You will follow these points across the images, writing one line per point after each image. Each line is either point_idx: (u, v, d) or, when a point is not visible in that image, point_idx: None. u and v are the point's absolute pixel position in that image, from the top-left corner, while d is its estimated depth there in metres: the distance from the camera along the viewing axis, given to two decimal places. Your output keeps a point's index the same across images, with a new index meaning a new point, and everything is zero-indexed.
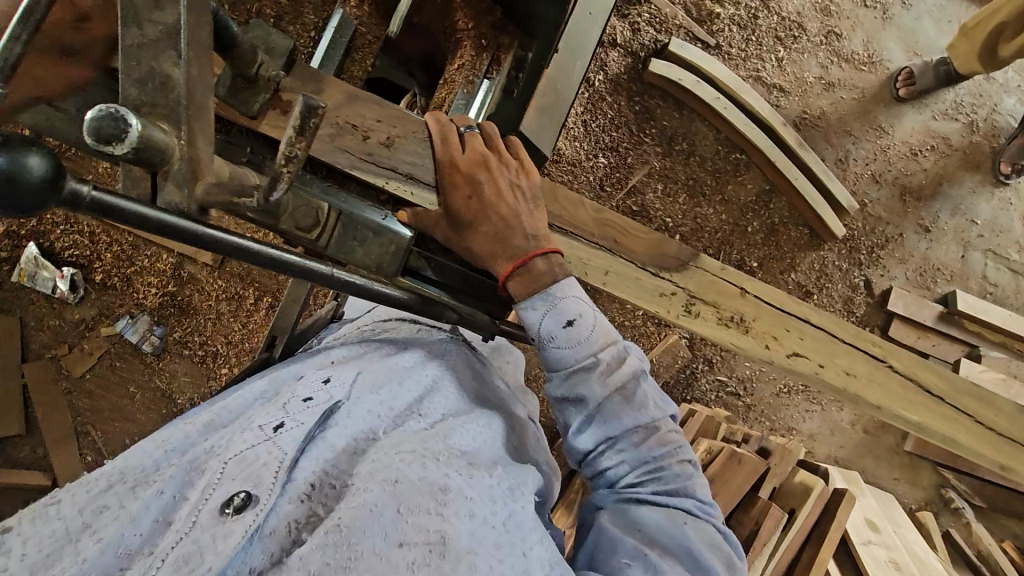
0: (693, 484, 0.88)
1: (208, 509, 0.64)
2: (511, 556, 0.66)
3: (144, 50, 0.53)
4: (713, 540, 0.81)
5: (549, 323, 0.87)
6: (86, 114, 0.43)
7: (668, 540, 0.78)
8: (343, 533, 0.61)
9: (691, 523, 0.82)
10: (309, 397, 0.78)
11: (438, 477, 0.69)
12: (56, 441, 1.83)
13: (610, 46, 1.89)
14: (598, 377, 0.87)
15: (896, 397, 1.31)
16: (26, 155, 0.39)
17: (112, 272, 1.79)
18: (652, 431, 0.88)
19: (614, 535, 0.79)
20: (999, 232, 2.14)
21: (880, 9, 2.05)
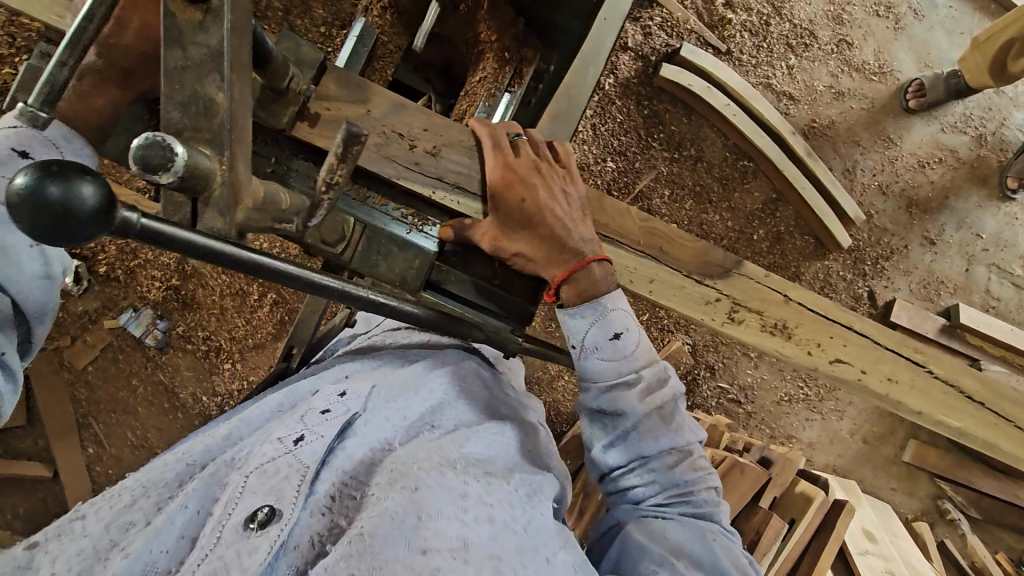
0: (718, 512, 0.88)
1: (232, 525, 0.63)
2: (534, 562, 0.64)
3: (188, 72, 0.55)
4: (740, 563, 0.80)
5: (596, 334, 0.88)
6: (132, 144, 0.44)
7: (697, 558, 0.77)
8: (366, 542, 0.59)
9: (720, 545, 0.81)
10: (327, 410, 0.77)
11: (459, 485, 0.67)
12: (57, 433, 1.83)
13: (621, 50, 1.87)
14: (639, 392, 0.87)
15: (935, 402, 1.32)
16: (80, 184, 0.39)
17: (116, 265, 1.77)
18: (684, 454, 0.88)
19: (639, 547, 0.79)
20: (1004, 246, 2.14)
21: (892, 19, 2.04)
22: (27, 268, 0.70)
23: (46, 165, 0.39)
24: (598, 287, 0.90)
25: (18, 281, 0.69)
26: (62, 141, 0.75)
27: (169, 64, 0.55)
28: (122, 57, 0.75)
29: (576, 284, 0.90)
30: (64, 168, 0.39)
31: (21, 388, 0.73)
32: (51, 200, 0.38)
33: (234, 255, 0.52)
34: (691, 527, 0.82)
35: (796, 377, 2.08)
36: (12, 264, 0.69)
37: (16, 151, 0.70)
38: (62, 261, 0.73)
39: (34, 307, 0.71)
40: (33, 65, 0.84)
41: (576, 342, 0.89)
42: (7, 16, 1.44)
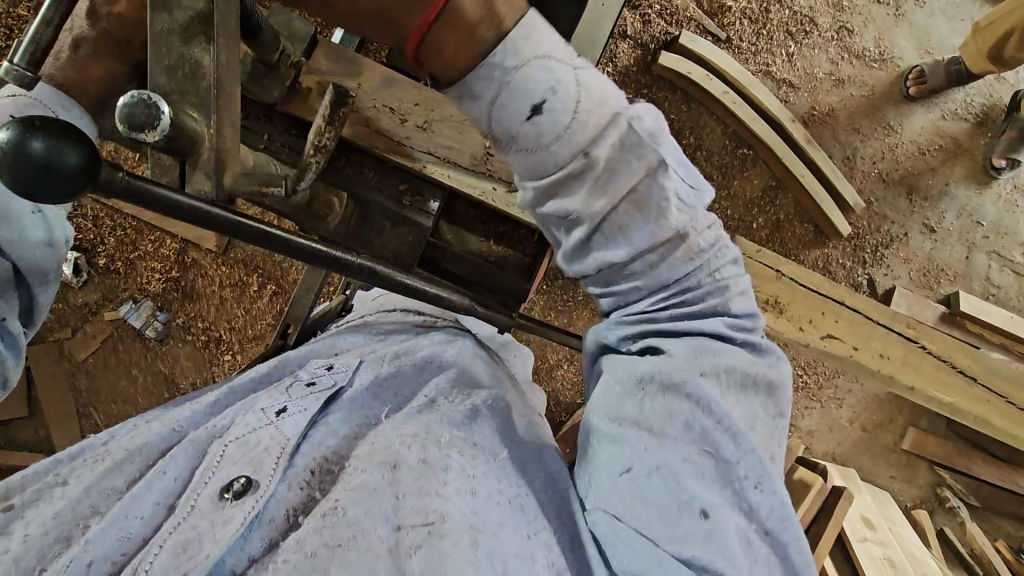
0: (719, 302, 0.78)
1: (207, 495, 0.65)
2: (513, 538, 0.63)
3: (174, 37, 0.54)
4: (741, 374, 0.74)
5: (506, 113, 0.64)
6: (120, 102, 0.46)
7: (687, 416, 0.70)
8: (340, 515, 0.60)
9: (717, 373, 0.73)
10: (313, 382, 0.78)
11: (440, 458, 0.67)
12: (59, 423, 1.84)
13: (620, 38, 1.87)
14: (585, 184, 0.68)
15: (929, 379, 1.32)
16: (67, 143, 0.39)
17: (115, 256, 1.77)
18: (672, 244, 0.74)
19: (618, 425, 0.73)
20: (1004, 234, 2.13)
21: (893, 5, 2.02)
22: (29, 234, 0.68)
23: (28, 120, 0.39)
24: (481, 27, 0.60)
25: (23, 249, 0.68)
26: (59, 107, 0.70)
27: (155, 29, 0.54)
28: (116, 28, 0.73)
29: (453, 29, 0.59)
30: (48, 123, 0.39)
31: (24, 355, 0.72)
32: (33, 155, 0.38)
33: (239, 224, 0.53)
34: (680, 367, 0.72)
35: (795, 366, 2.08)
36: (18, 232, 0.67)
37: (15, 117, 0.65)
38: (67, 231, 0.72)
39: (39, 273, 0.71)
40: None
41: (499, 128, 0.65)
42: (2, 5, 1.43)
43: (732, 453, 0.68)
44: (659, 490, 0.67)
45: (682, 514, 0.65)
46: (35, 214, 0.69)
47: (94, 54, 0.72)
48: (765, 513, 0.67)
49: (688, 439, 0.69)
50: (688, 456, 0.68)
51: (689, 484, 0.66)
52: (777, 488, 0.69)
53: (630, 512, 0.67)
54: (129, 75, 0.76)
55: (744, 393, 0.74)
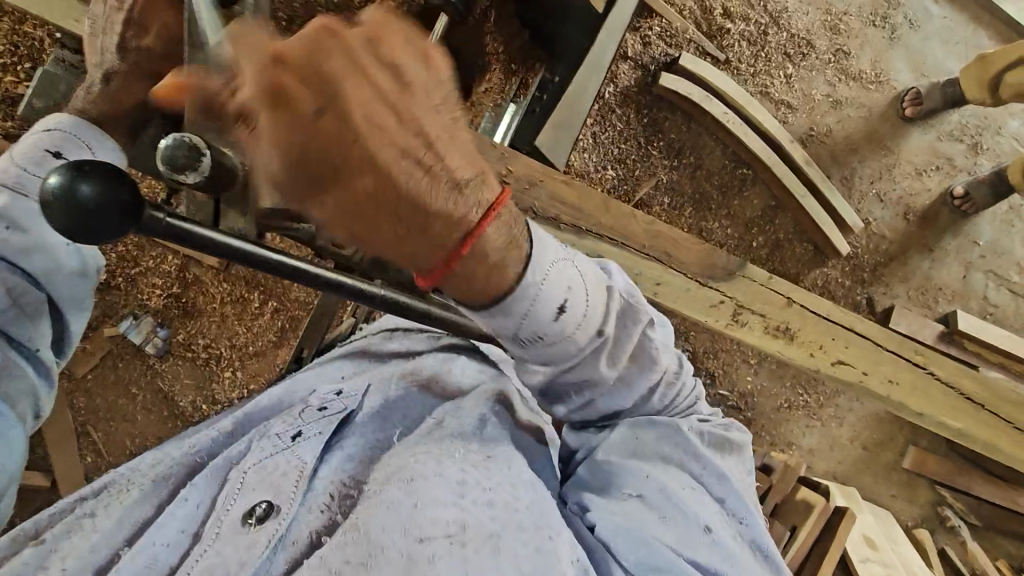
0: (696, 401, 0.74)
1: (230, 520, 0.65)
2: (536, 540, 0.59)
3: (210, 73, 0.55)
4: (726, 431, 0.73)
5: (534, 320, 0.57)
6: (162, 145, 0.49)
7: (678, 462, 0.68)
8: (361, 531, 0.59)
9: (706, 425, 0.72)
10: (325, 406, 0.77)
11: (456, 472, 0.63)
12: (56, 442, 1.82)
13: (621, 59, 1.88)
14: (602, 358, 0.62)
15: (937, 404, 1.33)
16: (115, 187, 0.39)
17: (117, 272, 1.76)
18: (662, 385, 0.69)
19: (616, 460, 0.69)
20: (1000, 254, 2.15)
21: (888, 28, 2.06)
22: (64, 261, 0.68)
23: (78, 165, 0.39)
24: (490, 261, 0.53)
25: (56, 280, 0.68)
26: (94, 141, 0.68)
27: (190, 68, 0.57)
28: (144, 61, 0.70)
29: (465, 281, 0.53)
30: (97, 168, 0.39)
31: (56, 383, 0.71)
32: (81, 198, 0.38)
33: (250, 253, 0.52)
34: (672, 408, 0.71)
35: (796, 384, 2.08)
36: (51, 260, 0.67)
37: (49, 151, 0.66)
38: (98, 259, 0.72)
39: (74, 300, 0.71)
40: (49, 70, 0.83)
41: (504, 332, 0.58)
42: (9, 24, 1.40)
43: (721, 487, 0.68)
44: (665, 514, 0.65)
45: (685, 531, 0.64)
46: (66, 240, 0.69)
47: (124, 85, 0.71)
48: (753, 542, 0.68)
49: (685, 483, 0.67)
50: (689, 482, 0.67)
51: (692, 505, 0.65)
52: (758, 518, 0.69)
53: (631, 523, 0.64)
54: (161, 106, 0.74)
55: (731, 443, 0.73)
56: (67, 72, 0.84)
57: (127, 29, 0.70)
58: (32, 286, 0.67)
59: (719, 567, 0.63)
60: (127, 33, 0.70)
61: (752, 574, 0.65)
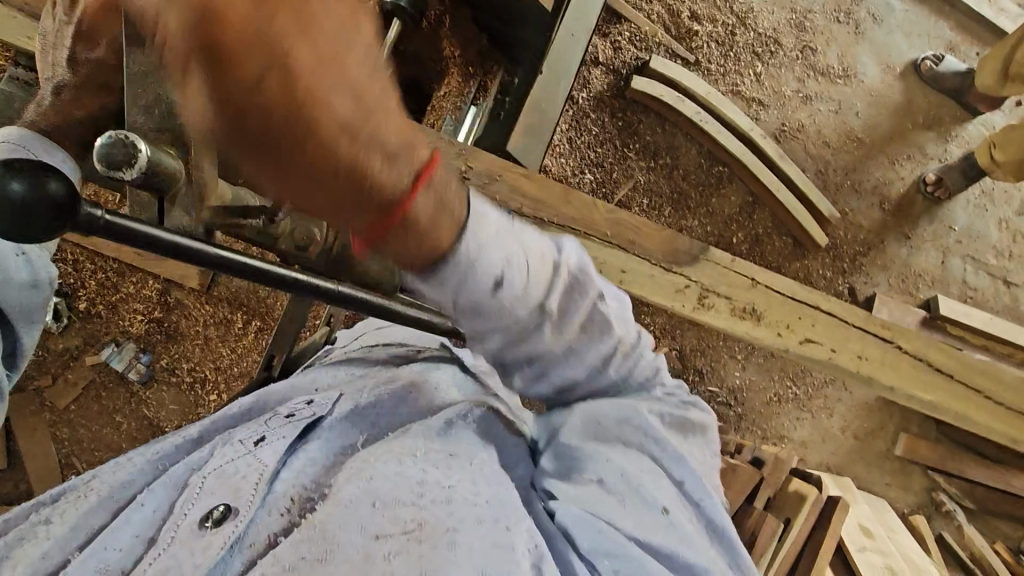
0: (655, 380, 0.76)
1: (186, 525, 0.63)
2: (492, 531, 0.59)
3: (152, 77, 0.56)
4: (683, 418, 0.75)
5: (470, 290, 0.55)
6: (98, 142, 0.48)
7: (639, 445, 0.71)
8: (317, 528, 0.58)
9: (665, 412, 0.74)
10: (292, 413, 0.77)
11: (415, 472, 0.63)
12: (38, 476, 1.79)
13: (593, 64, 1.91)
14: (550, 326, 0.61)
15: (908, 378, 1.34)
16: (49, 183, 0.39)
17: (97, 299, 1.75)
18: (614, 358, 0.69)
19: (580, 446, 0.71)
20: (976, 238, 2.18)
21: (852, 24, 2.10)
22: (14, 274, 0.68)
23: (9, 160, 0.39)
24: (440, 230, 0.50)
25: (8, 289, 0.67)
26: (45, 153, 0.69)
27: (129, 67, 0.54)
28: (98, 74, 0.71)
29: (403, 241, 0.48)
30: (29, 165, 0.39)
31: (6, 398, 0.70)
32: (17, 198, 0.39)
33: (206, 254, 0.52)
34: (629, 398, 0.73)
35: (784, 377, 2.08)
36: (1, 272, 0.67)
37: None
38: (52, 270, 0.72)
39: (25, 313, 0.70)
40: (5, 91, 0.82)
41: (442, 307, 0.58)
42: None
43: (680, 471, 0.70)
44: (625, 497, 0.67)
45: (640, 511, 0.66)
46: (19, 255, 0.69)
47: (77, 98, 0.71)
48: (711, 522, 0.70)
49: (646, 466, 0.69)
50: (650, 465, 0.70)
51: (652, 487, 0.67)
52: (716, 498, 0.72)
53: (594, 508, 0.66)
54: (115, 115, 0.75)
55: (690, 436, 0.76)
56: (24, 92, 0.84)
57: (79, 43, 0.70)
58: None
59: (678, 549, 0.65)
60: (76, 46, 0.69)
61: (712, 558, 0.67)
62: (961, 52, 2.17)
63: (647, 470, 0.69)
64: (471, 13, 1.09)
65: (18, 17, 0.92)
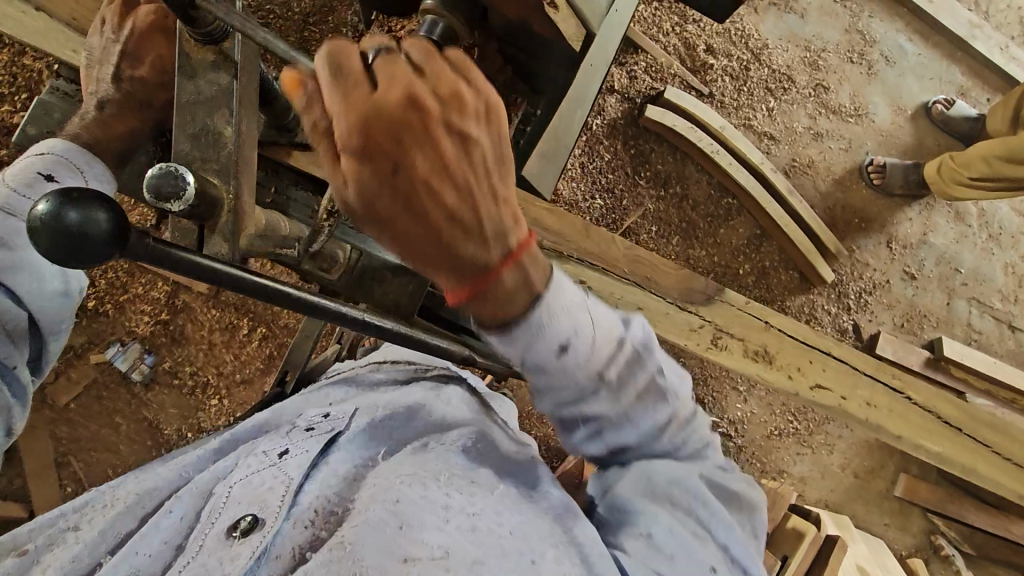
0: (706, 447, 0.75)
1: (214, 533, 0.64)
2: (518, 563, 0.58)
3: (200, 106, 0.59)
4: (732, 495, 0.72)
5: (538, 354, 0.60)
6: (149, 173, 0.49)
7: (688, 507, 0.68)
8: (346, 550, 0.57)
9: (712, 485, 0.72)
10: (313, 429, 0.78)
11: (439, 496, 0.63)
12: (34, 473, 1.78)
13: (608, 92, 1.94)
14: (609, 395, 0.66)
15: (916, 427, 1.34)
16: (99, 212, 0.40)
17: (105, 298, 1.75)
18: (668, 420, 0.70)
19: (632, 507, 0.69)
20: (982, 281, 2.19)
21: (865, 64, 2.13)
22: (48, 284, 0.69)
23: (66, 190, 0.40)
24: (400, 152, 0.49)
25: (36, 296, 0.68)
26: (85, 165, 0.71)
27: (182, 98, 0.59)
28: (138, 91, 0.74)
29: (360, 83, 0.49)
30: (84, 194, 0.40)
31: (30, 402, 0.71)
32: (70, 224, 0.39)
33: (238, 278, 0.52)
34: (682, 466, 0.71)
35: (785, 412, 2.08)
36: (35, 279, 0.68)
37: (41, 173, 0.68)
38: (80, 277, 0.73)
39: (54, 322, 0.71)
40: (43, 100, 0.85)
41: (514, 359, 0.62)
42: (7, 56, 1.43)
43: (728, 536, 0.67)
44: (671, 545, 0.64)
45: (687, 567, 0.63)
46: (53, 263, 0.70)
47: (118, 112, 0.74)
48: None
49: (695, 528, 0.67)
50: (697, 524, 0.67)
51: (700, 547, 0.65)
52: (759, 565, 0.69)
53: (642, 567, 0.63)
54: (151, 131, 0.77)
55: (735, 506, 0.72)
56: (62, 102, 0.86)
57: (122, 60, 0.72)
58: (13, 305, 0.67)
59: None
60: (121, 63, 0.72)
61: None
62: (972, 97, 2.21)
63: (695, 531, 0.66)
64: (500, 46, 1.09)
65: (60, 28, 0.95)
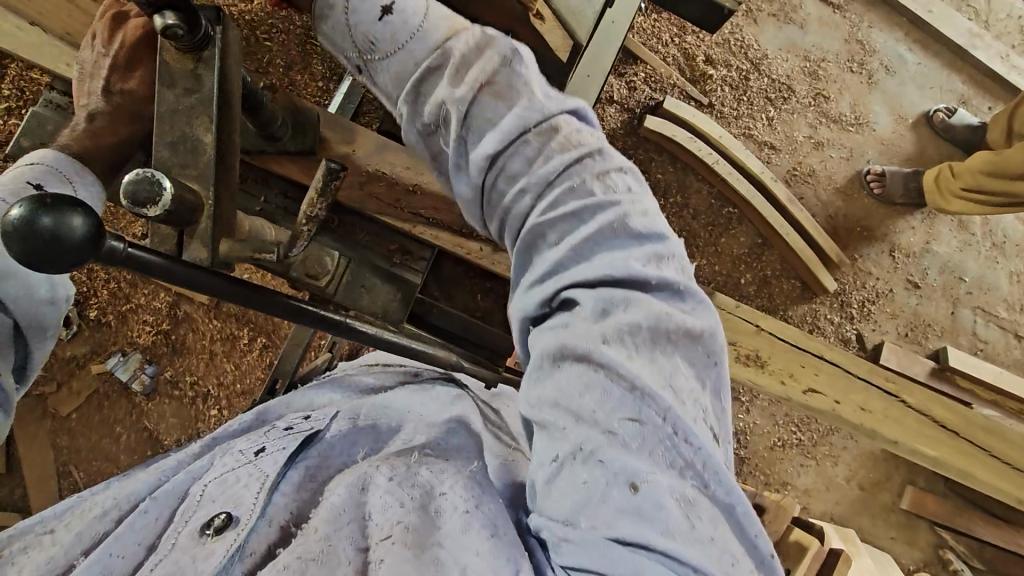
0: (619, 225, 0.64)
1: (188, 533, 0.63)
2: (475, 538, 0.57)
3: (179, 116, 0.60)
4: (660, 321, 0.60)
5: None
6: (125, 179, 0.49)
7: (600, 384, 0.58)
8: (311, 533, 0.60)
9: (634, 330, 0.60)
10: (290, 427, 0.79)
11: (408, 478, 0.65)
12: (33, 483, 1.79)
13: (607, 102, 1.95)
14: None
15: (913, 432, 1.33)
16: (74, 216, 0.40)
17: (107, 307, 1.77)
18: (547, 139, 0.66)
19: (541, 413, 0.60)
20: (987, 290, 2.17)
21: (865, 74, 2.13)
22: (35, 291, 0.70)
23: (40, 196, 0.40)
24: None
25: (23, 304, 0.69)
26: (75, 176, 0.71)
27: (162, 108, 0.59)
28: (129, 104, 0.75)
29: None
30: (58, 200, 0.40)
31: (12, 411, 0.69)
32: (43, 230, 0.40)
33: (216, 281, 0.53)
34: (583, 331, 0.60)
35: (788, 423, 2.05)
36: (21, 286, 0.68)
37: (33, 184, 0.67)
38: (67, 286, 0.74)
39: (40, 329, 0.71)
40: (38, 112, 0.86)
41: None
42: (13, 69, 1.45)
43: (652, 410, 0.56)
44: (584, 474, 0.55)
45: (608, 493, 0.53)
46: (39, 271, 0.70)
47: (107, 124, 0.75)
48: (701, 474, 0.56)
49: (608, 422, 0.56)
50: (611, 429, 0.56)
51: (613, 456, 0.54)
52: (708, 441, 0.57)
53: (562, 502, 0.55)
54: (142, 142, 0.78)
55: (668, 350, 0.61)
56: (57, 114, 0.87)
57: (116, 71, 0.73)
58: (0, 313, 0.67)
59: (651, 536, 0.51)
60: (112, 76, 0.73)
61: (708, 535, 0.53)
62: (973, 106, 2.20)
63: (607, 435, 0.56)
64: None
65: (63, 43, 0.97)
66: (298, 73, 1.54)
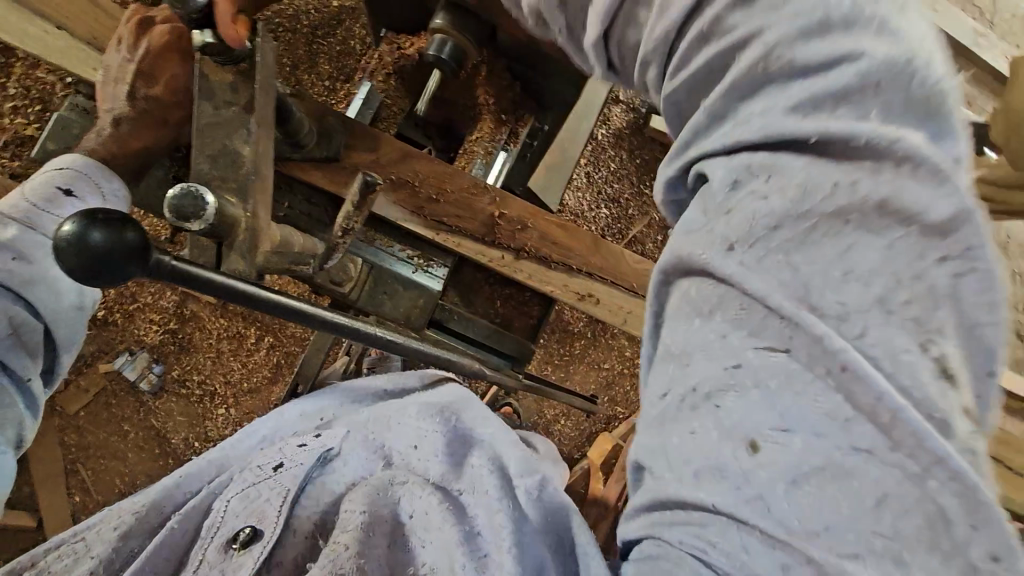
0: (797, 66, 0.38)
1: (215, 546, 0.66)
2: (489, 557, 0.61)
3: (218, 129, 0.63)
4: (842, 210, 0.36)
5: None
6: (170, 195, 0.50)
7: (723, 291, 0.39)
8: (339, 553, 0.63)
9: (784, 215, 0.38)
10: (305, 442, 0.78)
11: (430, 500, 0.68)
12: (42, 480, 1.81)
13: (614, 102, 1.93)
14: None
15: None
16: (124, 231, 0.41)
17: (115, 308, 1.77)
18: None
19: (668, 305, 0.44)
20: None
21: None
22: (65, 298, 0.70)
23: (92, 212, 0.42)
24: None
25: (54, 310, 0.70)
26: (102, 179, 0.74)
27: (202, 121, 0.62)
28: (153, 109, 0.76)
29: None
30: (108, 216, 0.42)
31: (40, 413, 0.70)
32: (95, 246, 0.41)
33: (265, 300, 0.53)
34: (706, 229, 0.41)
35: None
36: (52, 295, 0.69)
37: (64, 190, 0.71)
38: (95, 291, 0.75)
39: (67, 331, 0.72)
40: (63, 115, 0.87)
41: None
42: (22, 69, 1.45)
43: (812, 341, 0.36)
44: (679, 410, 0.40)
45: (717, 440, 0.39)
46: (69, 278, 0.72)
47: (134, 129, 0.76)
48: (905, 457, 0.34)
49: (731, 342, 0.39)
50: (734, 364, 0.39)
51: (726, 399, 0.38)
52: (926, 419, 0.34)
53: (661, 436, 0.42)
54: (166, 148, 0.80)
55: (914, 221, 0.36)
56: (80, 118, 0.88)
57: (140, 78, 0.74)
58: (32, 318, 0.68)
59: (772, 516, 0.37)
60: (137, 82, 0.75)
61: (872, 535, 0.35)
62: None
63: (740, 369, 0.38)
64: (505, 63, 1.06)
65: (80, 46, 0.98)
66: (307, 71, 1.53)
